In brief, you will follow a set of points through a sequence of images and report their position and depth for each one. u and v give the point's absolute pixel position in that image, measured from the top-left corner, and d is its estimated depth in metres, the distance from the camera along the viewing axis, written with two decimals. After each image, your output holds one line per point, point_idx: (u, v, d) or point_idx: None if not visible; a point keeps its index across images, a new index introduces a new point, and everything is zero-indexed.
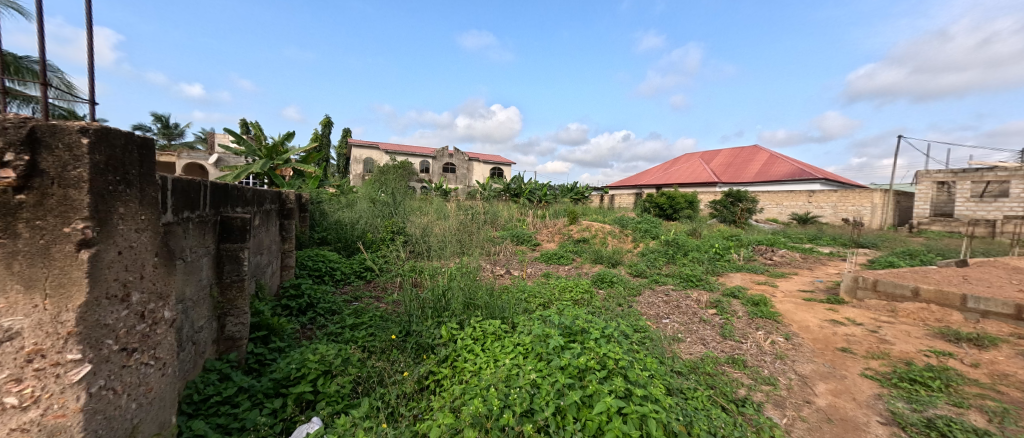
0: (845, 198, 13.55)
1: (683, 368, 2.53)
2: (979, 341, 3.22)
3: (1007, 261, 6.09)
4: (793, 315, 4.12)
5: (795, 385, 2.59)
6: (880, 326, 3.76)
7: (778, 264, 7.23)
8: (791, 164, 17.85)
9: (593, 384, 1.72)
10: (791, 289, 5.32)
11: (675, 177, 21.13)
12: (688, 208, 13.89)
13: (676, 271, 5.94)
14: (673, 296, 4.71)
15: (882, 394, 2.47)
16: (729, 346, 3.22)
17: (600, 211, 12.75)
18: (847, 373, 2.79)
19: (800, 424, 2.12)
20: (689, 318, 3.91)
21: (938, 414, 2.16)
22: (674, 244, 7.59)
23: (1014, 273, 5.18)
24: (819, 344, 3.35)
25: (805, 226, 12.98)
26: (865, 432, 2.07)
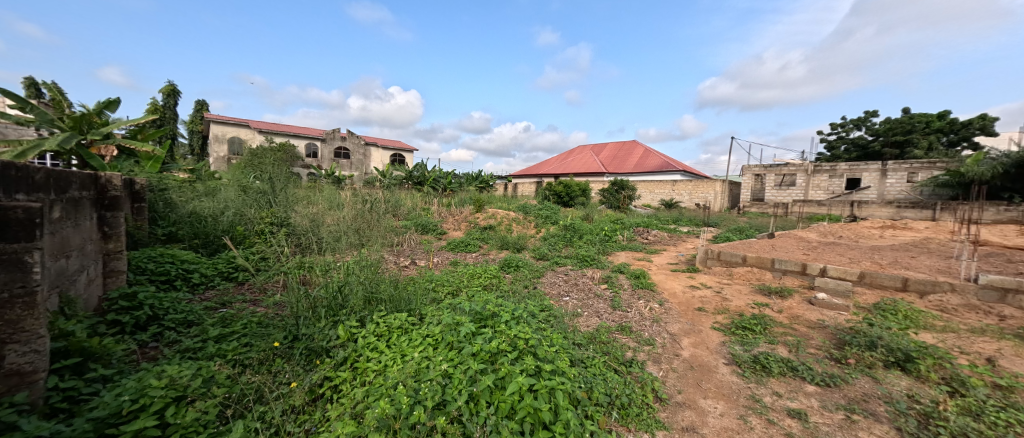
0: (698, 186, 16.54)
1: (582, 340, 2.76)
2: (782, 293, 4.28)
3: (796, 233, 8.22)
4: (664, 284, 4.88)
5: (667, 342, 3.07)
6: (723, 287, 4.71)
7: (652, 242, 8.48)
8: (661, 157, 21.00)
9: (504, 366, 1.74)
10: (662, 263, 6.30)
11: (571, 167, 22.92)
12: (583, 196, 15.24)
13: (573, 253, 6.47)
14: (571, 275, 5.13)
15: (725, 340, 3.10)
16: (618, 315, 3.64)
17: (505, 199, 13.13)
18: (703, 327, 3.42)
19: (671, 374, 2.52)
20: (585, 294, 4.30)
21: (760, 351, 2.80)
22: (571, 229, 8.26)
23: (800, 242, 7.02)
24: (683, 306, 4.03)
25: (671, 210, 15.45)
26: (715, 373, 2.56)
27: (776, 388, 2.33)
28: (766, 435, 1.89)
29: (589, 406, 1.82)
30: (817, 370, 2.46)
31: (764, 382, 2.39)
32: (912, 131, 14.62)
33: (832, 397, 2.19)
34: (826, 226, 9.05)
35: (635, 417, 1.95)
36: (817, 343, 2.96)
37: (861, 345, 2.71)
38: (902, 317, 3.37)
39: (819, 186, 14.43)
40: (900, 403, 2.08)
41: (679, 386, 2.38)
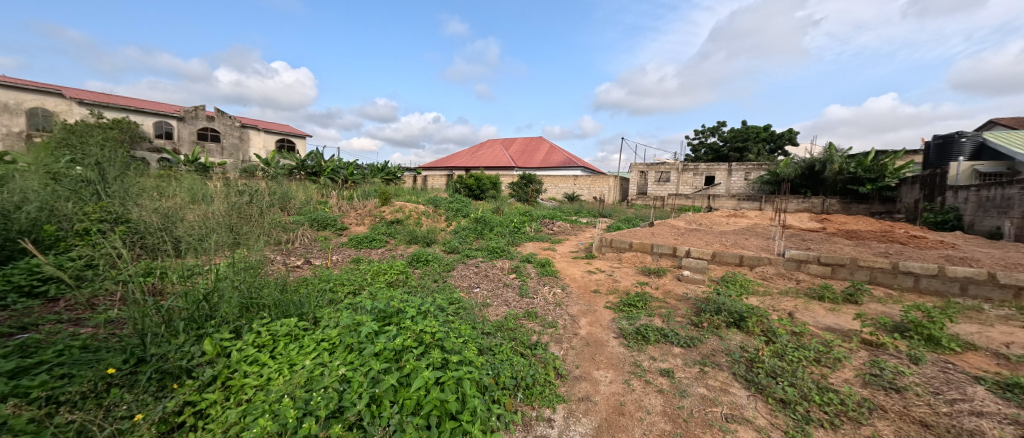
0: (596, 181, 18.24)
1: (491, 328, 2.84)
2: (658, 272, 5.03)
3: (670, 222, 9.71)
4: (566, 271, 5.31)
5: (568, 323, 3.36)
6: (614, 271, 5.33)
7: (557, 233, 9.12)
8: (564, 154, 22.57)
9: (409, 362, 1.70)
10: (565, 251, 6.82)
11: (481, 161, 23.09)
12: (493, 189, 15.51)
13: (484, 245, 6.57)
14: (482, 267, 5.22)
15: (615, 317, 3.52)
16: (525, 302, 3.84)
17: (414, 192, 12.61)
18: (597, 307, 3.83)
19: (570, 352, 2.78)
20: (495, 284, 4.43)
21: (641, 323, 3.26)
22: (482, 221, 8.36)
23: (673, 229, 8.32)
24: (582, 290, 4.45)
25: (573, 202, 16.77)
26: (606, 346, 2.91)
27: (652, 353, 2.75)
28: (644, 393, 2.21)
29: (495, 391, 1.91)
30: (681, 335, 2.97)
31: (643, 350, 2.80)
32: (748, 139, 18.44)
33: (692, 355, 2.68)
34: (691, 216, 10.88)
35: (539, 394, 2.10)
36: (682, 312, 3.58)
37: (712, 311, 3.34)
38: (739, 286, 4.27)
39: (687, 182, 17.23)
40: (736, 353, 2.64)
41: (577, 361, 2.63)
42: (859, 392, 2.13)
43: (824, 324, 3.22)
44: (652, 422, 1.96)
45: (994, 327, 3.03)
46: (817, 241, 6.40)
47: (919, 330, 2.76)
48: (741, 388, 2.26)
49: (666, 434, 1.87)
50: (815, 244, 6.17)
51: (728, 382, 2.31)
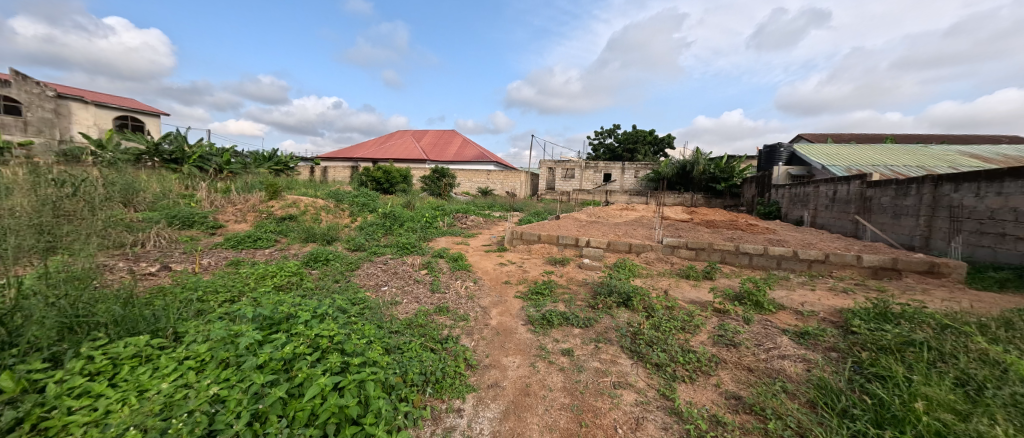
0: (507, 176, 18.74)
1: (399, 326, 2.74)
2: (563, 262, 5.45)
3: (574, 215, 10.55)
4: (479, 264, 5.38)
5: (479, 315, 3.42)
6: (524, 262, 5.59)
7: (470, 227, 9.13)
8: (477, 148, 22.65)
9: (301, 371, 1.56)
10: (478, 245, 6.90)
11: (390, 153, 21.77)
12: (403, 183, 14.79)
13: (393, 241, 6.24)
14: (391, 264, 4.96)
15: (523, 305, 3.72)
16: (437, 298, 3.80)
17: (310, 184, 11.27)
18: (507, 297, 3.99)
19: (481, 342, 2.84)
20: (405, 281, 4.27)
21: (546, 310, 3.50)
22: (391, 216, 7.92)
23: (576, 222, 9.05)
24: (493, 282, 4.57)
25: (486, 197, 16.99)
26: (514, 333, 3.05)
27: (555, 336, 2.98)
28: (547, 373, 2.40)
29: (402, 389, 1.88)
30: (581, 317, 3.28)
31: (548, 333, 3.02)
32: (638, 141, 20.98)
33: (589, 334, 2.98)
34: (592, 209, 11.97)
35: (449, 387, 2.11)
36: (581, 296, 3.95)
37: (605, 293, 3.77)
38: (628, 270, 4.87)
39: (589, 178, 18.87)
40: (623, 328, 3.02)
41: (487, 350, 2.72)
42: (710, 350, 2.64)
43: (690, 298, 3.90)
44: (554, 398, 2.13)
45: (796, 291, 4.04)
46: (686, 230, 7.67)
47: (751, 298, 3.54)
48: (627, 358, 2.60)
49: (565, 407, 2.05)
50: (685, 232, 7.37)
51: (617, 354, 2.64)
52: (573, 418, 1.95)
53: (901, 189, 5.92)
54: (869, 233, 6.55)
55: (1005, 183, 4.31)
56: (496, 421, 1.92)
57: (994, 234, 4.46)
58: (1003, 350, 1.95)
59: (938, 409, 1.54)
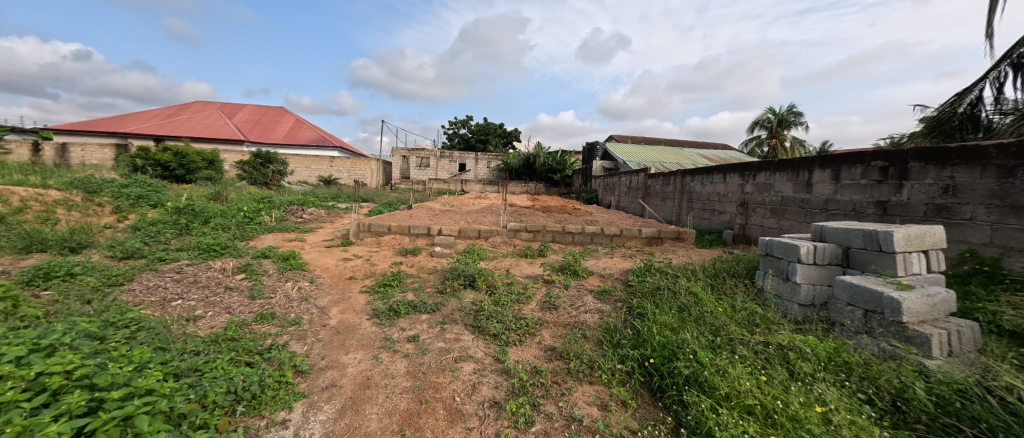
0: (354, 164, 17.01)
1: (198, 344, 2.23)
2: (414, 251, 5.39)
3: (427, 204, 10.48)
4: (317, 262, 4.81)
5: (315, 317, 3.09)
6: (371, 255, 5.28)
7: (307, 221, 7.97)
8: (314, 131, 19.75)
9: (9, 425, 1.12)
10: (316, 241, 6.12)
11: (184, 129, 16.74)
12: (209, 169, 11.66)
13: (193, 243, 4.91)
14: (188, 271, 3.91)
15: (369, 300, 3.54)
16: (259, 304, 3.22)
17: (34, 169, 7.66)
18: (351, 294, 3.72)
19: (316, 345, 2.59)
20: (211, 290, 3.45)
21: (393, 301, 3.43)
22: (189, 212, 6.19)
23: (429, 211, 9.00)
24: (335, 279, 4.17)
25: (329, 187, 15.07)
26: (357, 329, 2.90)
27: (401, 325, 2.97)
28: (390, 362, 2.39)
29: (198, 415, 1.58)
30: (429, 303, 3.36)
31: (394, 324, 2.99)
32: (489, 134, 22.15)
33: (435, 318, 3.10)
34: (446, 198, 12.10)
35: (269, 401, 1.86)
36: (431, 283, 4.03)
37: (453, 277, 3.97)
38: (475, 255, 5.20)
39: (444, 168, 18.94)
40: (467, 308, 3.25)
41: (323, 352, 2.50)
42: (537, 315, 3.12)
43: (526, 274, 4.47)
44: (396, 384, 2.15)
45: (602, 260, 5.13)
46: (527, 214, 8.65)
47: (570, 268, 4.34)
48: (469, 334, 2.81)
49: (407, 389, 2.09)
50: (526, 217, 8.31)
51: (460, 332, 2.83)
52: (414, 398, 2.01)
53: (666, 180, 8.14)
54: (649, 213, 8.79)
55: (714, 176, 6.49)
56: (330, 422, 1.82)
57: (710, 210, 6.62)
58: (701, 284, 2.98)
59: (664, 329, 2.25)
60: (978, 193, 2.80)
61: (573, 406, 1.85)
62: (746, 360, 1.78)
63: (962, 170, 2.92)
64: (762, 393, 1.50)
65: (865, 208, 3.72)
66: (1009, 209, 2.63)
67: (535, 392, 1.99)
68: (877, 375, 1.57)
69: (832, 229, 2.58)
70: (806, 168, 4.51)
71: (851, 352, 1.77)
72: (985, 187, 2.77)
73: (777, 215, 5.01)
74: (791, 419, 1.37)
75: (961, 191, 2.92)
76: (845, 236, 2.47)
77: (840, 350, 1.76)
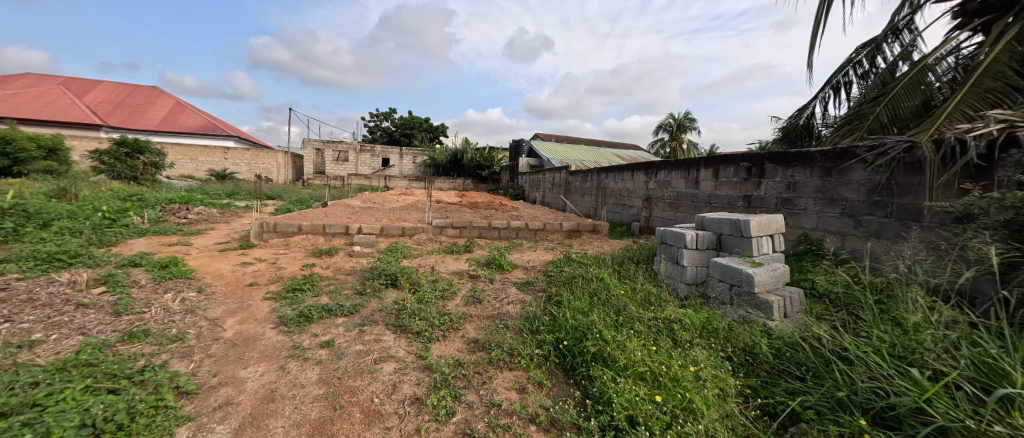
0: (256, 156, 15.01)
1: (36, 374, 1.80)
2: (330, 252, 5.00)
3: (345, 201, 9.75)
4: (206, 268, 4.18)
5: (205, 330, 2.70)
6: (278, 258, 4.76)
7: (194, 222, 6.85)
8: (202, 117, 16.95)
9: None
10: (206, 244, 5.31)
11: (7, 107, 13.06)
12: (49, 159, 9.29)
13: (25, 251, 3.89)
14: (17, 287, 3.09)
15: (274, 307, 3.20)
16: (127, 321, 2.70)
17: None
18: (252, 302, 3.32)
19: (205, 362, 2.27)
20: (54, 309, 2.78)
21: (304, 306, 3.16)
22: (18, 213, 4.89)
23: (348, 209, 8.39)
24: (231, 286, 3.67)
25: (224, 182, 13.11)
26: (259, 339, 2.61)
27: (314, 331, 2.76)
28: (300, 371, 2.21)
29: None
30: (346, 305, 3.17)
31: (305, 330, 2.75)
32: (414, 128, 21.31)
33: (353, 320, 2.93)
34: (366, 195, 11.37)
35: (142, 430, 1.60)
36: (349, 284, 3.79)
37: (374, 277, 3.79)
38: (399, 253, 5.00)
39: (364, 163, 17.77)
40: (388, 307, 3.13)
41: (216, 369, 2.21)
42: (461, 309, 3.14)
43: (452, 269, 4.47)
44: (306, 393, 2.00)
45: (525, 253, 5.34)
46: (454, 211, 8.58)
47: (496, 262, 4.45)
48: (390, 333, 2.72)
49: (319, 398, 1.96)
50: (452, 213, 8.23)
51: (381, 332, 2.73)
52: (327, 405, 1.90)
53: (585, 177, 8.75)
54: (570, 208, 9.37)
55: (624, 173, 7.17)
56: None
57: (621, 204, 7.29)
58: (610, 272, 3.30)
59: (576, 314, 2.45)
60: (809, 189, 3.53)
61: (493, 392, 1.93)
62: (641, 335, 2.03)
63: (799, 170, 3.64)
64: (652, 361, 1.73)
65: (736, 201, 4.47)
66: (828, 201, 3.36)
67: (457, 384, 2.03)
68: (736, 337, 1.93)
69: (710, 219, 3.05)
70: (695, 167, 5.25)
71: (720, 320, 2.13)
72: (813, 184, 3.50)
73: (673, 208, 5.74)
74: (672, 379, 1.61)
75: (798, 188, 3.65)
76: (719, 224, 2.93)
77: (711, 319, 2.12)
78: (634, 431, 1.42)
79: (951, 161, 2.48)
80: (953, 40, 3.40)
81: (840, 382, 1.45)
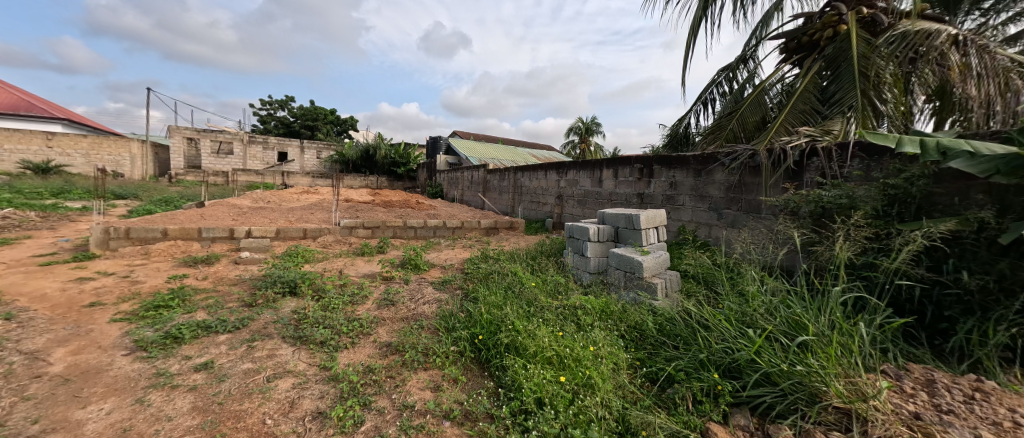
0: (97, 144, 11.94)
1: None
2: (208, 259, 4.25)
3: (229, 200, 8.41)
4: (20, 288, 3.22)
5: (18, 367, 2.09)
6: (134, 270, 3.89)
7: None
8: (9, 91, 12.93)
9: None
10: (20, 257, 4.09)
11: None
12: None
13: None
14: None
15: (129, 329, 2.61)
16: None
17: None
18: (95, 325, 2.66)
19: (19, 406, 1.76)
20: None
21: (173, 324, 2.64)
22: None
23: (233, 209, 7.24)
24: (61, 309, 2.89)
25: (48, 177, 10.18)
26: (106, 370, 2.12)
27: (187, 353, 2.33)
28: (167, 401, 1.85)
29: None
30: (230, 320, 2.74)
31: (173, 354, 2.31)
32: (317, 120, 19.28)
33: (239, 336, 2.56)
34: (258, 193, 9.92)
35: None
36: (235, 296, 3.28)
37: (267, 286, 3.35)
38: (299, 257, 4.49)
39: (255, 156, 15.50)
40: (286, 318, 2.80)
41: (36, 414, 1.73)
42: (373, 313, 2.97)
43: (362, 272, 4.18)
44: (174, 426, 1.69)
45: (443, 252, 5.27)
46: (365, 210, 8.02)
47: (412, 262, 4.30)
48: (288, 346, 2.44)
49: (193, 429, 1.67)
50: (363, 212, 7.67)
51: (276, 346, 2.43)
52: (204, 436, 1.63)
53: (502, 175, 8.95)
54: (488, 206, 9.52)
55: (538, 172, 7.51)
56: None
57: (536, 202, 7.64)
58: (523, 267, 3.45)
59: (490, 308, 2.52)
60: (686, 187, 4.16)
61: (405, 395, 1.88)
62: (550, 323, 2.17)
63: (678, 171, 4.26)
64: (558, 345, 1.87)
65: (631, 198, 5.05)
66: (699, 197, 4.00)
67: (367, 391, 1.92)
68: (628, 317, 2.20)
69: (610, 214, 3.38)
70: (599, 167, 5.77)
71: (616, 304, 2.39)
72: (689, 183, 4.12)
73: (581, 205, 6.24)
74: (575, 359, 1.77)
75: (678, 186, 4.27)
76: (616, 219, 3.28)
77: (608, 304, 2.37)
78: (541, 411, 1.52)
79: (779, 166, 3.15)
80: (780, 70, 4.34)
81: (702, 346, 1.76)
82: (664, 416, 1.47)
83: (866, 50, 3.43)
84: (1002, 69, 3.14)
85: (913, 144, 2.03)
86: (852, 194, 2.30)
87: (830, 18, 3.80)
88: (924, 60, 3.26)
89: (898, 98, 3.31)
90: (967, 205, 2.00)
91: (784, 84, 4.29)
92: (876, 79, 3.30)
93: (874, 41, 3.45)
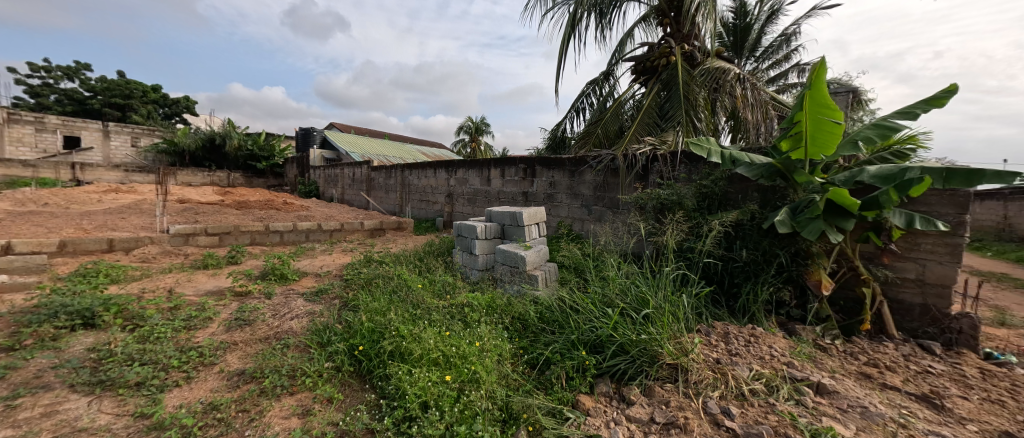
0: None
1: None
2: None
3: None
4: None
5: None
6: None
7: None
8: None
9: None
10: None
11: None
12: None
13: None
14: None
15: None
16: None
17: None
18: None
19: None
20: None
21: None
22: None
23: None
24: None
25: None
26: None
27: None
28: None
29: None
30: None
31: None
32: (130, 97, 14.82)
33: None
34: (26, 192, 7.12)
35: None
36: None
37: (41, 320, 2.42)
38: (101, 276, 3.38)
39: (19, 140, 11.07)
40: (76, 359, 2.07)
41: None
42: (219, 338, 2.43)
43: (204, 290, 3.38)
44: None
45: (317, 258, 4.67)
46: (209, 213, 6.53)
47: (275, 272, 3.68)
48: (79, 397, 1.81)
49: None
50: (206, 216, 6.24)
51: (57, 401, 1.77)
52: None
53: (388, 173, 8.41)
54: (373, 205, 8.85)
55: (427, 170, 7.29)
56: None
57: (425, 201, 7.41)
58: (411, 269, 3.31)
59: (372, 315, 2.34)
60: (563, 186, 4.60)
61: (264, 428, 1.60)
62: (437, 324, 2.14)
63: (556, 172, 4.68)
64: (444, 345, 1.85)
65: (517, 197, 5.32)
66: (574, 196, 4.47)
67: (208, 434, 1.56)
68: (512, 309, 2.32)
69: (496, 212, 3.50)
70: (487, 167, 5.92)
71: (502, 299, 2.48)
72: (565, 182, 4.56)
73: (471, 204, 6.30)
74: (461, 357, 1.78)
75: (556, 186, 4.69)
76: (502, 216, 3.42)
77: (494, 298, 2.46)
78: (426, 415, 1.49)
79: (631, 169, 3.74)
80: (632, 88, 5.16)
81: (573, 328, 1.98)
82: (542, 397, 1.60)
83: (688, 78, 4.35)
84: (763, 101, 4.43)
85: (718, 154, 2.63)
86: (679, 193, 2.88)
87: (664, 49, 4.70)
88: (722, 90, 4.32)
89: (708, 118, 4.29)
90: (747, 200, 2.72)
91: (635, 100, 5.11)
92: (695, 101, 4.20)
93: (693, 72, 4.42)
